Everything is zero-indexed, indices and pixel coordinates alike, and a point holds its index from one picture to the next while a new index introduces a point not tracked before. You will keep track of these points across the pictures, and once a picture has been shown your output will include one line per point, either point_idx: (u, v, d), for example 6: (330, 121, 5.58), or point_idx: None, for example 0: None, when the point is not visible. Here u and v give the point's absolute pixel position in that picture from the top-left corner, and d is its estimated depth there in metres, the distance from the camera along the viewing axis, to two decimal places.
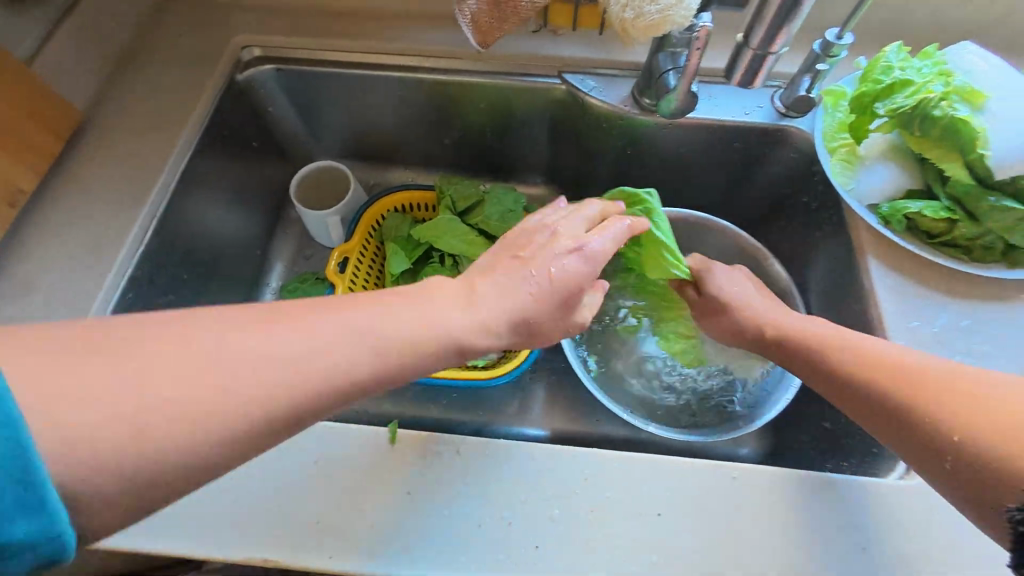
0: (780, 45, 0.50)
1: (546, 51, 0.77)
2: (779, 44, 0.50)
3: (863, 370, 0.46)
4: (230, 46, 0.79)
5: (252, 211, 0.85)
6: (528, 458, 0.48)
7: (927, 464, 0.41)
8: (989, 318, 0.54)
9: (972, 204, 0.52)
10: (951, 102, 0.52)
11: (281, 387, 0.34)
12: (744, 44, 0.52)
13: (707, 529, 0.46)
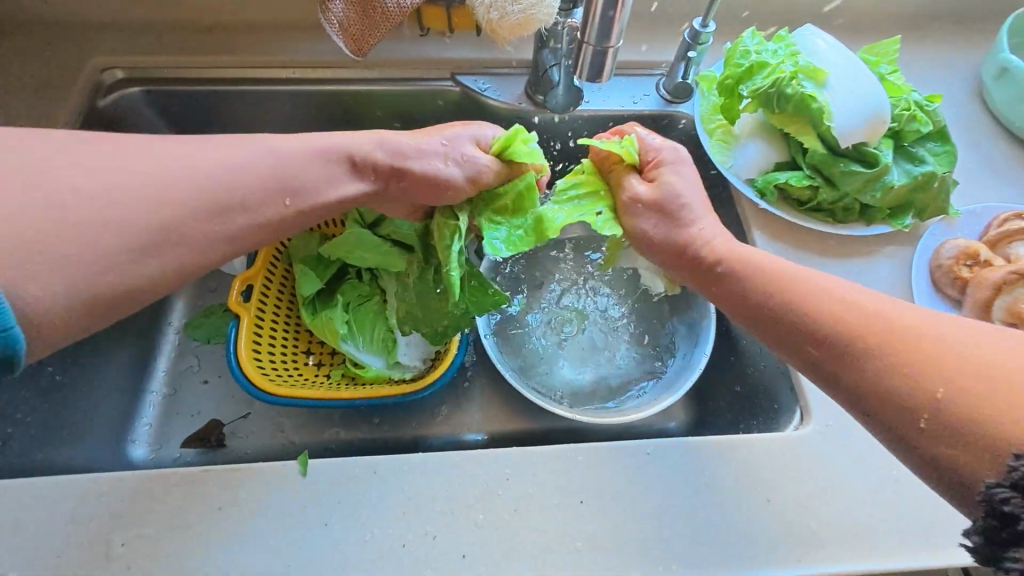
0: (615, 40, 0.50)
1: (435, 54, 0.76)
2: (613, 39, 0.50)
3: (811, 316, 0.40)
4: (87, 69, 0.72)
5: None
6: (445, 468, 0.48)
7: (901, 436, 0.35)
8: (856, 272, 0.59)
9: (828, 170, 0.58)
10: (799, 80, 0.57)
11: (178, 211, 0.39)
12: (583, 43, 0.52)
13: (624, 508, 0.47)
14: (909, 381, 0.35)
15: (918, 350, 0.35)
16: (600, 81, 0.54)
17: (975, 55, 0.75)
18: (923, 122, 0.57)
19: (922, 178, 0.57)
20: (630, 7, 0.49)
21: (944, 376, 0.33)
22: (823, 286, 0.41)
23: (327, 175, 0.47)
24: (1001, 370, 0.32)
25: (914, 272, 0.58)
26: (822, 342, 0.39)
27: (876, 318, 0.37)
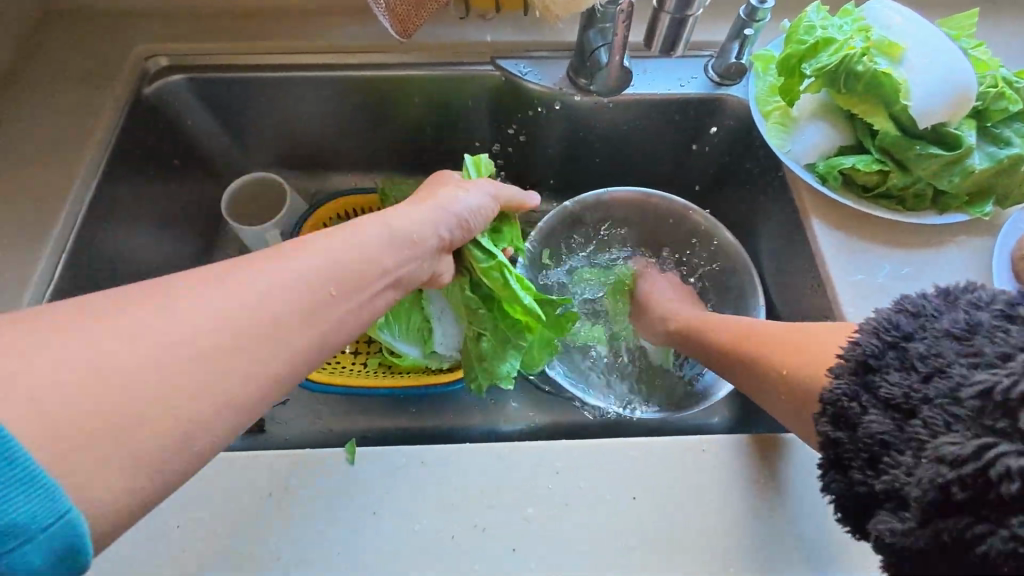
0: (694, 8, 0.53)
1: (475, 37, 0.74)
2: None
3: (738, 347, 0.51)
4: (132, 57, 0.73)
5: (182, 233, 0.79)
6: (492, 459, 0.47)
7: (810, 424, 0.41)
8: (924, 264, 0.56)
9: (901, 154, 0.54)
10: (871, 57, 0.53)
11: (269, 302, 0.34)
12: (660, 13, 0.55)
13: (679, 506, 0.45)
14: (775, 376, 0.44)
15: (780, 353, 0.45)
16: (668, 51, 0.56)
17: None
18: (1012, 100, 0.52)
19: (1009, 161, 0.52)
20: None
21: (804, 361, 0.41)
22: (738, 331, 0.53)
23: (392, 241, 0.44)
24: (801, 361, 0.42)
25: (994, 263, 0.54)
26: (740, 367, 0.50)
27: (764, 340, 0.48)
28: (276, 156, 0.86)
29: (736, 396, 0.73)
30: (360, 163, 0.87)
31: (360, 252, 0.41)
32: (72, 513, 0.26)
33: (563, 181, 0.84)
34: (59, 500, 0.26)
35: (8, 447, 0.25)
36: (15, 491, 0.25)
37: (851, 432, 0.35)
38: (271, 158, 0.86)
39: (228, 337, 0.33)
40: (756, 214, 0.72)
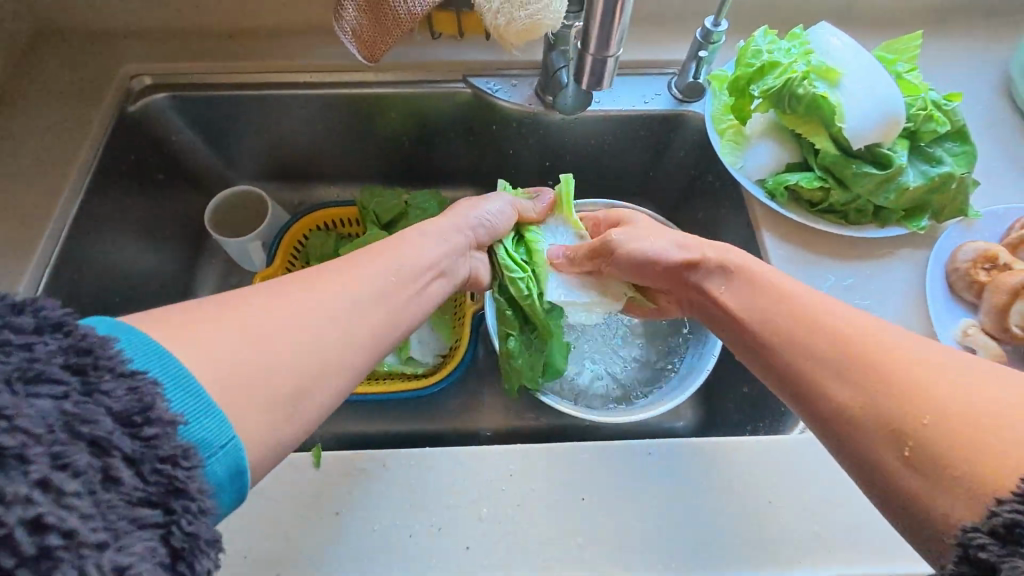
0: (614, 49, 0.50)
1: (447, 57, 0.77)
2: (612, 47, 0.50)
3: (826, 336, 0.38)
4: (118, 76, 0.76)
5: (167, 244, 0.82)
6: (451, 462, 0.50)
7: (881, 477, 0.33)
8: (867, 275, 0.59)
9: (841, 171, 0.57)
10: (811, 80, 0.57)
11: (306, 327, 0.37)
12: (585, 52, 0.52)
13: (626, 506, 0.48)
14: (898, 406, 0.33)
15: (910, 382, 0.33)
16: (601, 88, 0.55)
17: (1001, 50, 0.73)
18: (940, 122, 0.56)
19: (938, 179, 0.56)
20: (627, 19, 0.48)
21: (950, 423, 0.31)
22: (826, 308, 0.40)
23: (437, 245, 0.53)
24: (952, 417, 0.31)
25: (929, 275, 0.57)
26: (811, 361, 0.38)
27: (868, 347, 0.36)
28: (260, 169, 0.89)
29: (700, 399, 0.76)
30: (340, 175, 0.90)
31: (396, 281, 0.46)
32: (236, 440, 0.32)
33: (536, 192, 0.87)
34: (230, 425, 0.32)
35: (198, 383, 0.31)
36: (203, 416, 0.31)
37: (1015, 548, 0.26)
38: (254, 171, 0.89)
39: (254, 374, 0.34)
40: (718, 225, 0.75)
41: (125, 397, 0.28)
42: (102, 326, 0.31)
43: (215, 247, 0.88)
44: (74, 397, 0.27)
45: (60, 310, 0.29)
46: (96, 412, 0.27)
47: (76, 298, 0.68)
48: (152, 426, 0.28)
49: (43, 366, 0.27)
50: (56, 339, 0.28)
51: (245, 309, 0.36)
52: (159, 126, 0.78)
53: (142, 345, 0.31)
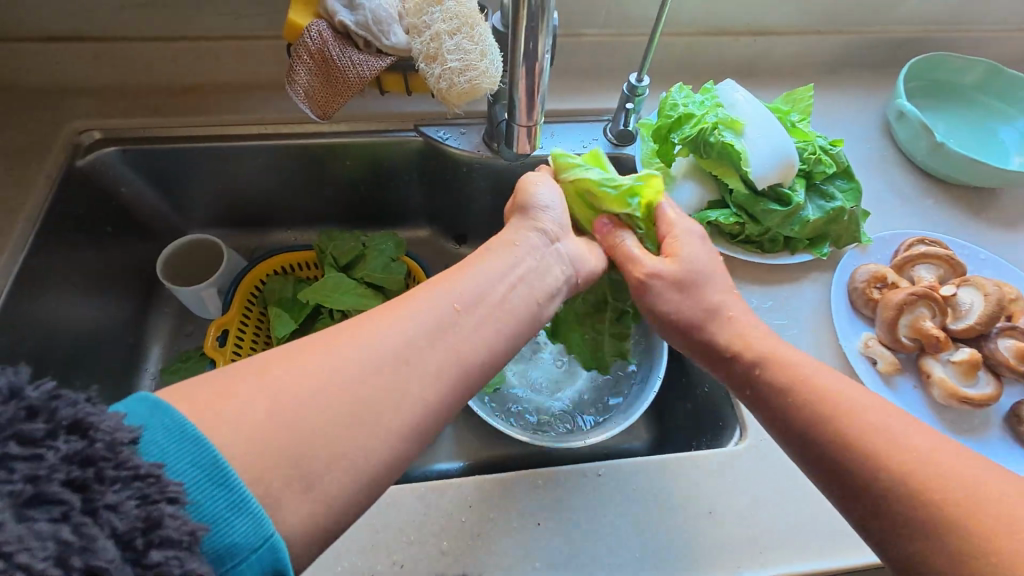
0: (535, 115, 0.56)
1: (399, 109, 0.82)
2: (534, 114, 0.56)
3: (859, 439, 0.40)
4: (65, 131, 0.76)
5: (117, 294, 0.81)
6: (409, 500, 0.51)
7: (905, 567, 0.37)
8: (783, 298, 0.66)
9: (752, 208, 0.65)
10: (720, 130, 0.65)
11: (343, 386, 0.35)
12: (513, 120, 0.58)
13: (580, 527, 0.51)
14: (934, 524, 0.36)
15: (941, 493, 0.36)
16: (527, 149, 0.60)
17: (879, 98, 0.85)
18: (828, 164, 0.65)
19: (832, 212, 0.64)
20: (546, 83, 0.53)
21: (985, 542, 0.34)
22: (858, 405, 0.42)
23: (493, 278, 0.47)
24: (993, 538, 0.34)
25: (833, 293, 0.65)
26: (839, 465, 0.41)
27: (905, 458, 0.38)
28: (214, 216, 0.90)
29: (652, 418, 0.80)
30: (296, 220, 0.92)
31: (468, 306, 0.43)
32: (274, 537, 0.31)
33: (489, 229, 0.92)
34: (265, 523, 0.30)
35: (229, 471, 0.30)
36: (234, 515, 0.30)
37: None
38: (208, 218, 0.90)
39: (294, 428, 0.33)
40: None
41: (132, 513, 0.26)
42: (135, 413, 0.31)
43: (168, 295, 0.88)
44: (75, 519, 0.25)
45: (78, 406, 0.28)
46: (98, 536, 0.25)
47: (17, 358, 0.66)
48: (157, 547, 0.26)
49: (45, 485, 0.25)
50: (67, 444, 0.27)
51: (281, 365, 0.35)
52: (109, 179, 0.78)
53: (168, 437, 0.30)
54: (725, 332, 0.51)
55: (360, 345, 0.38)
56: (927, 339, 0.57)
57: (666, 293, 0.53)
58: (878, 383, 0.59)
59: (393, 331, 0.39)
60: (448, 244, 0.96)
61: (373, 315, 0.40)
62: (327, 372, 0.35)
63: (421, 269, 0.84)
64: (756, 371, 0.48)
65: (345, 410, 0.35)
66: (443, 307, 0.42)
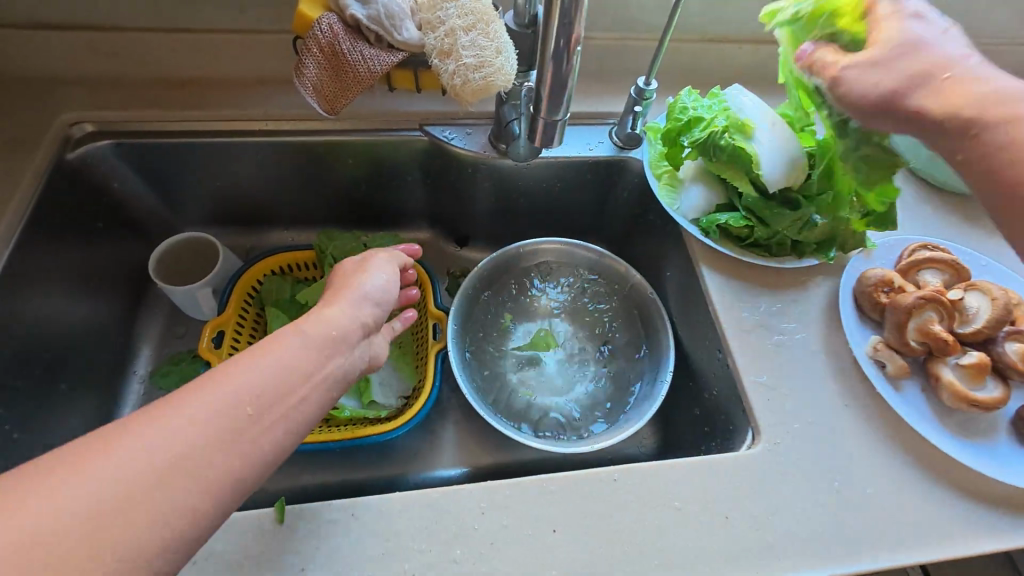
0: (562, 110, 0.55)
1: (404, 107, 0.81)
2: (561, 110, 0.55)
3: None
4: (55, 123, 0.73)
5: (106, 293, 0.77)
6: (419, 507, 0.49)
7: None
8: (792, 301, 0.66)
9: (762, 212, 0.65)
10: (731, 134, 0.65)
11: (121, 495, 0.31)
12: (537, 114, 0.57)
13: (596, 533, 0.50)
14: None
15: None
16: (551, 145, 0.59)
17: None
18: None
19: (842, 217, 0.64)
20: (574, 82, 0.53)
21: None
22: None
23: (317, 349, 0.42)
24: None
25: (840, 297, 0.65)
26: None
27: None
28: (209, 214, 0.87)
29: (658, 423, 0.79)
30: (295, 219, 0.90)
31: (278, 380, 0.38)
32: None
33: (491, 231, 0.91)
34: None
35: None
36: None
37: None
38: (203, 216, 0.87)
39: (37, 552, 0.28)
40: (661, 258, 0.81)
41: None
42: None
43: (159, 295, 0.85)
44: None
45: None
46: None
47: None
48: None
49: None
50: None
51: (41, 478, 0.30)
52: (101, 173, 0.76)
53: None
54: (937, 98, 0.44)
55: (149, 439, 0.33)
56: (935, 342, 0.58)
57: (864, 74, 0.47)
58: (887, 386, 0.59)
59: (182, 421, 0.34)
60: (450, 246, 0.94)
61: (168, 401, 0.35)
62: (103, 477, 0.31)
63: (424, 270, 0.82)
64: (974, 134, 0.43)
65: (109, 526, 0.30)
66: (231, 408, 0.36)
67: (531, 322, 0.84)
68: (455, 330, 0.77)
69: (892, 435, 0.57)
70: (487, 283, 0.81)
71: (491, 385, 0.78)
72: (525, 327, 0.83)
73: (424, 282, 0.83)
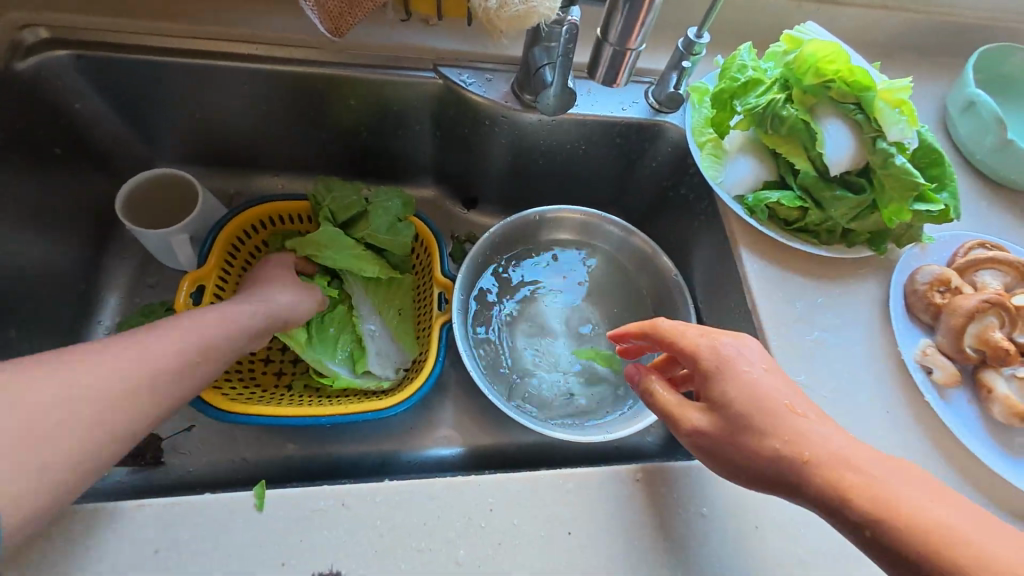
0: (637, 41, 0.52)
1: (417, 42, 0.70)
2: (635, 41, 0.51)
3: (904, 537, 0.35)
4: (3, 26, 0.62)
5: (66, 233, 0.68)
6: (421, 500, 0.44)
7: None
8: (836, 295, 0.60)
9: (818, 193, 0.58)
10: (796, 101, 0.57)
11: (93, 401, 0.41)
12: (605, 42, 0.53)
13: (617, 538, 0.45)
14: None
15: None
16: (618, 82, 0.55)
17: (939, 87, 0.79)
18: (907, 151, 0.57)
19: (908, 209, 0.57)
20: (653, 15, 0.50)
21: None
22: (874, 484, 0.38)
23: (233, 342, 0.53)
24: None
25: (890, 295, 0.60)
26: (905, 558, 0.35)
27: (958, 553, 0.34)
28: (188, 149, 0.77)
29: None
30: (286, 164, 0.80)
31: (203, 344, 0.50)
32: None
33: (503, 194, 0.83)
34: None
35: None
36: None
37: None
38: (181, 152, 0.77)
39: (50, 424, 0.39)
40: (690, 238, 0.75)
41: None
42: None
43: (130, 239, 0.76)
44: None
45: None
46: None
47: None
48: None
49: None
50: None
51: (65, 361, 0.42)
52: (58, 91, 0.65)
53: None
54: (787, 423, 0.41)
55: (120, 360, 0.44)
56: (994, 351, 0.53)
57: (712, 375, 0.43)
58: (935, 394, 0.55)
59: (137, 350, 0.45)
60: (457, 208, 0.86)
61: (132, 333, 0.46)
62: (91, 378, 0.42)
63: (431, 233, 0.74)
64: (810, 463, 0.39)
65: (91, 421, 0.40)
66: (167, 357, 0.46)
67: (545, 298, 0.77)
68: (461, 301, 0.69)
69: (933, 448, 0.53)
70: (499, 252, 0.74)
71: (498, 363, 0.72)
72: (539, 303, 0.76)
73: (430, 246, 0.74)
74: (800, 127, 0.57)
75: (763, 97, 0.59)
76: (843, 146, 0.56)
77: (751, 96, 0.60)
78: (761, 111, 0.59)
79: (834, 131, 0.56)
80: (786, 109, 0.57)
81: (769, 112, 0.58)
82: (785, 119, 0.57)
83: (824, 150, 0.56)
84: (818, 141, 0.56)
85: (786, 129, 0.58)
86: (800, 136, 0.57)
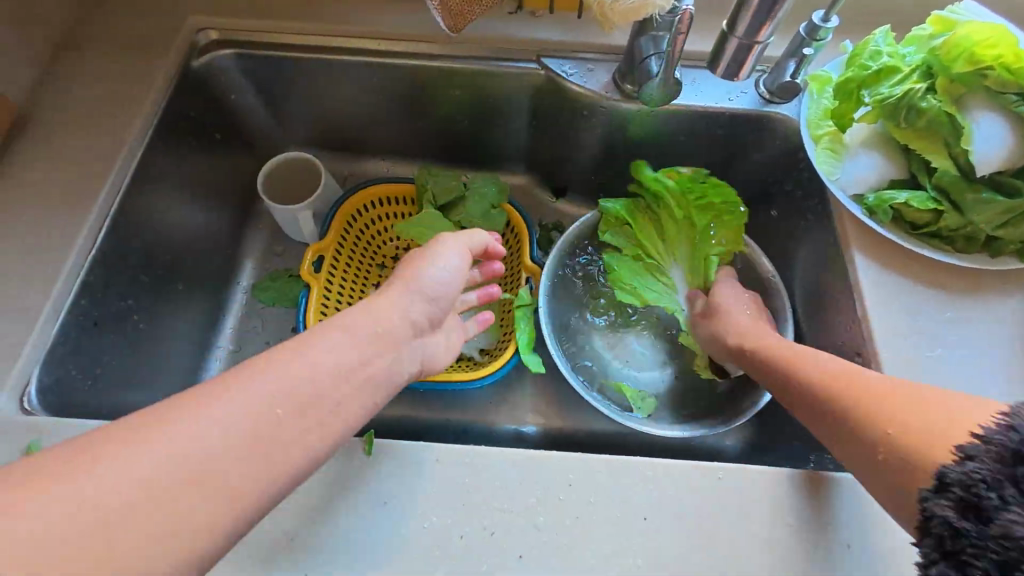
0: (766, 35, 0.52)
1: (525, 34, 0.72)
2: (763, 34, 0.52)
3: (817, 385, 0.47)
4: (184, 29, 0.74)
5: (218, 204, 0.81)
6: (503, 466, 0.47)
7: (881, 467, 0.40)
8: (968, 309, 0.54)
9: (958, 195, 0.52)
10: (940, 91, 0.51)
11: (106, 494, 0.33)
12: (730, 36, 0.54)
13: (692, 531, 0.45)
14: (864, 420, 0.41)
15: (875, 404, 0.41)
16: (739, 76, 0.56)
17: None
18: None
19: None
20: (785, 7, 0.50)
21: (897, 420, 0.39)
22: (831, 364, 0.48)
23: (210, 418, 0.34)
24: (906, 429, 0.39)
25: None
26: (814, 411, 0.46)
27: (847, 384, 0.44)
28: (314, 135, 0.86)
29: (753, 420, 0.72)
30: (394, 151, 0.88)
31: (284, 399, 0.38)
32: None
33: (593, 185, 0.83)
34: None
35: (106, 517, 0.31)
36: None
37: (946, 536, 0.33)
38: (307, 138, 0.87)
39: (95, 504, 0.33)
40: (793, 238, 0.70)
41: None
42: None
43: (264, 212, 0.88)
44: None
45: None
46: None
47: (130, 253, 0.67)
48: None
49: None
50: None
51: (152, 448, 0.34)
52: (220, 84, 0.76)
53: None
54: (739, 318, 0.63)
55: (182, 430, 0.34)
56: None
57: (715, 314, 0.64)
58: None
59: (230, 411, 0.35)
60: (546, 196, 0.88)
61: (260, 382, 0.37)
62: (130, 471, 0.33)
63: (522, 219, 0.77)
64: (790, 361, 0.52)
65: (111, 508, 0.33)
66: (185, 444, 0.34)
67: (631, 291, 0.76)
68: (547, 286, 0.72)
69: None
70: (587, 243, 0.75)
71: (578, 350, 0.74)
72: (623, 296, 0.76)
73: (521, 233, 0.77)
74: (940, 121, 0.51)
75: (899, 86, 0.53)
76: (995, 143, 0.49)
77: (883, 86, 0.55)
78: (894, 103, 0.53)
79: (985, 126, 0.49)
80: (926, 99, 0.52)
81: (905, 103, 0.53)
82: (923, 112, 0.52)
83: (972, 147, 0.50)
84: (963, 136, 0.50)
85: (924, 122, 0.52)
86: (942, 130, 0.51)
